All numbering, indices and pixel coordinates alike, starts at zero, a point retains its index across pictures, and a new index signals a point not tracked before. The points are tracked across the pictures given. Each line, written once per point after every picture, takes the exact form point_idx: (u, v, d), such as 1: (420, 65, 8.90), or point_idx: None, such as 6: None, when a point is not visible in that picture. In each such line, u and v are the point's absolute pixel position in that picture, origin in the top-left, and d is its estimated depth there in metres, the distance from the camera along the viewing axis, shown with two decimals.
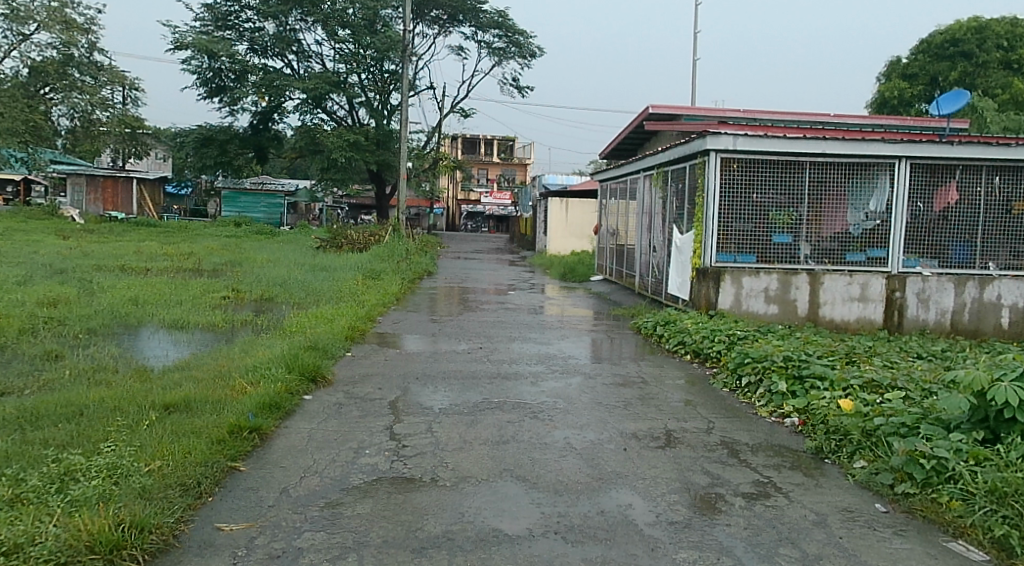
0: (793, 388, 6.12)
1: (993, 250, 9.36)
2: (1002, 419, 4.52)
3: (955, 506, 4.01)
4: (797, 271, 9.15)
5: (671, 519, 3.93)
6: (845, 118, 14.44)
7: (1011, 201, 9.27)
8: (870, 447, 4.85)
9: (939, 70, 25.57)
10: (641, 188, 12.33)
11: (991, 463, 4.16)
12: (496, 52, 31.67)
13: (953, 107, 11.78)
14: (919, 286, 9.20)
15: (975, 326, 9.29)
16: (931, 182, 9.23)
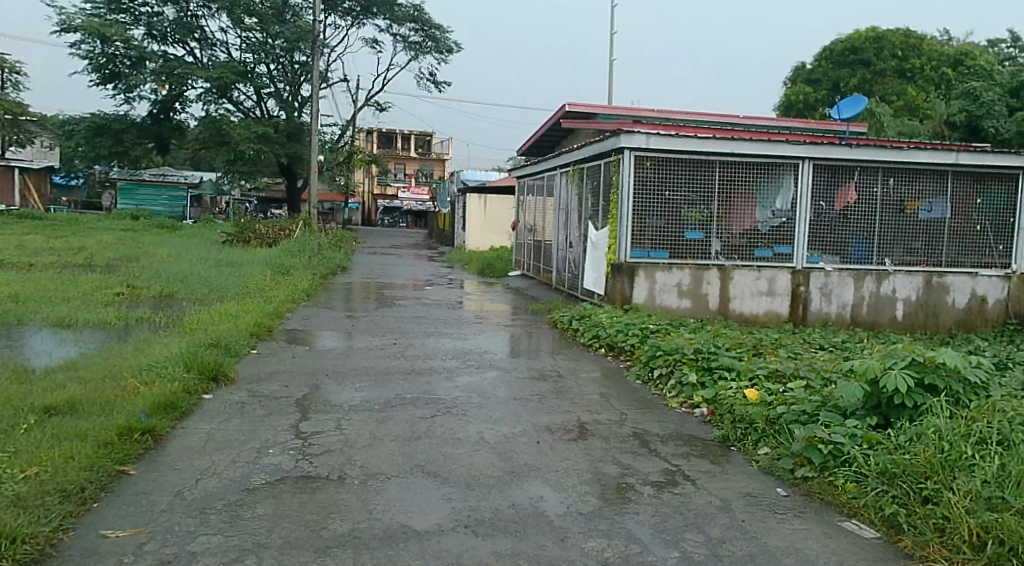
0: (702, 379, 6.28)
1: (889, 246, 9.84)
2: (894, 405, 4.74)
3: (849, 487, 4.19)
4: (708, 266, 9.44)
5: (581, 510, 3.96)
6: (754, 120, 14.92)
7: (904, 201, 9.77)
8: (773, 434, 5.02)
9: (840, 77, 26.85)
10: (558, 185, 12.42)
11: (882, 446, 4.37)
12: (412, 46, 31.37)
13: (852, 111, 12.34)
14: (823, 280, 9.65)
15: (872, 318, 9.83)
16: (832, 183, 9.63)
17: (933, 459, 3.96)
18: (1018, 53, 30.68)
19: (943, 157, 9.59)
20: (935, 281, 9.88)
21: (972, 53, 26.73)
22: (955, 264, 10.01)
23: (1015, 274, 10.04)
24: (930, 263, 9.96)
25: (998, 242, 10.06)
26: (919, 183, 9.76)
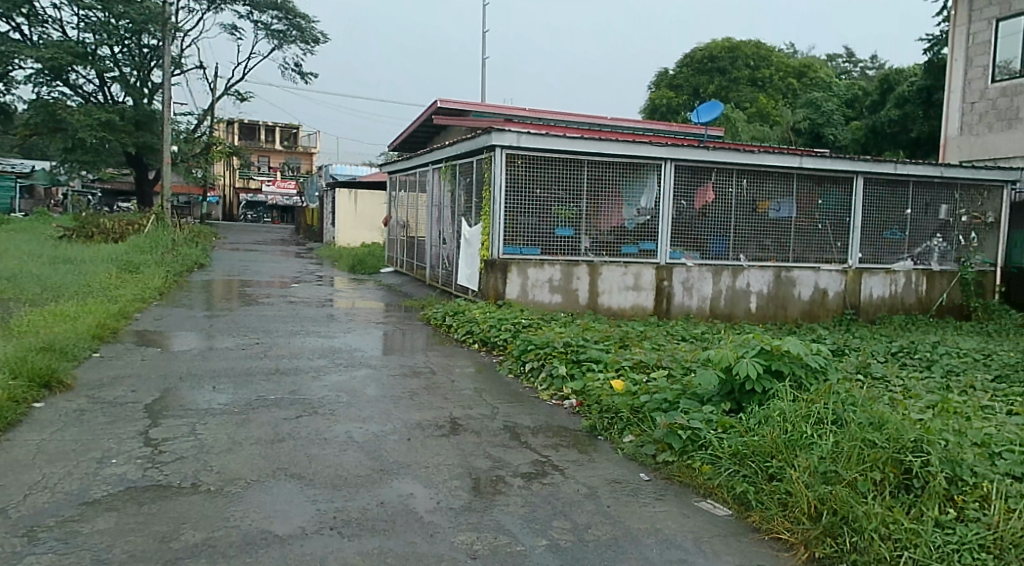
0: (572, 371, 6.41)
1: (744, 243, 10.44)
2: (745, 391, 5.01)
3: (705, 469, 4.40)
4: (578, 261, 9.62)
5: (451, 505, 3.94)
6: (620, 121, 15.41)
7: (757, 201, 10.39)
8: (637, 422, 5.19)
9: (700, 83, 28.25)
10: (430, 181, 12.33)
11: (734, 429, 4.62)
12: (275, 34, 30.28)
13: (710, 117, 12.97)
14: (684, 275, 10.10)
15: (729, 311, 10.40)
16: (692, 183, 10.06)
17: (778, 440, 4.24)
18: (852, 67, 33.36)
19: (789, 161, 10.27)
20: (783, 275, 10.58)
21: (813, 66, 28.81)
22: (801, 259, 10.72)
23: (851, 269, 10.90)
24: (780, 258, 10.62)
25: (837, 239, 10.87)
26: (769, 184, 10.41)
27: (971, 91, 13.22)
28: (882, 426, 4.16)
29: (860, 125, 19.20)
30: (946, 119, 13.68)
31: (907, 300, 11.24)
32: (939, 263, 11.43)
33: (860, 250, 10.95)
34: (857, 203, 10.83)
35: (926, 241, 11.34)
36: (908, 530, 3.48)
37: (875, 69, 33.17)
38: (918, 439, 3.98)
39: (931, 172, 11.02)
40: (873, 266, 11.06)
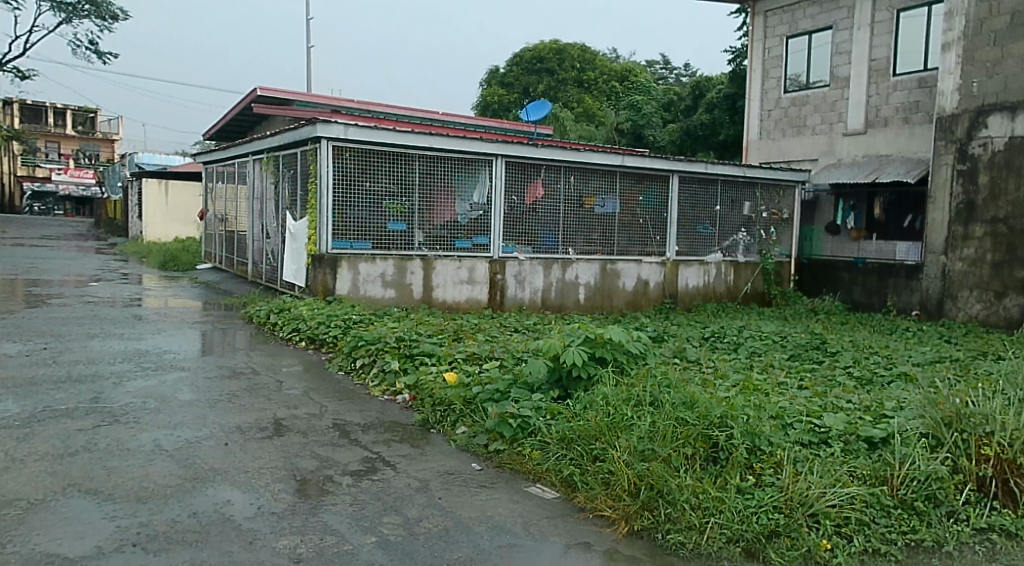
0: (404, 366, 6.30)
1: (573, 237, 10.75)
2: (572, 378, 5.14)
3: (535, 455, 4.48)
4: (411, 256, 9.50)
5: (273, 509, 3.73)
6: (451, 116, 15.39)
7: (583, 197, 10.74)
8: (469, 414, 5.18)
9: (529, 83, 28.90)
10: (250, 172, 11.70)
11: (562, 415, 4.72)
12: (64, 7, 27.33)
13: (539, 115, 13.24)
14: (516, 268, 10.27)
15: (560, 302, 10.69)
16: (522, 179, 10.21)
17: (601, 422, 4.39)
18: (668, 73, 35.45)
19: (611, 159, 10.69)
20: (608, 268, 11.05)
21: (634, 70, 30.20)
22: (625, 251, 11.22)
23: (669, 260, 11.55)
24: (605, 251, 11.06)
25: (656, 233, 11.48)
26: (593, 180, 10.80)
27: (768, 99, 14.44)
28: (693, 405, 4.46)
29: (675, 127, 20.42)
30: (747, 125, 14.83)
31: (718, 288, 12.09)
32: (745, 255, 12.41)
33: (676, 243, 11.65)
34: (673, 199, 11.50)
35: (733, 235, 12.25)
36: (714, 498, 3.79)
37: (688, 76, 35.40)
38: (724, 415, 4.34)
39: (735, 173, 11.94)
40: (688, 258, 11.79)
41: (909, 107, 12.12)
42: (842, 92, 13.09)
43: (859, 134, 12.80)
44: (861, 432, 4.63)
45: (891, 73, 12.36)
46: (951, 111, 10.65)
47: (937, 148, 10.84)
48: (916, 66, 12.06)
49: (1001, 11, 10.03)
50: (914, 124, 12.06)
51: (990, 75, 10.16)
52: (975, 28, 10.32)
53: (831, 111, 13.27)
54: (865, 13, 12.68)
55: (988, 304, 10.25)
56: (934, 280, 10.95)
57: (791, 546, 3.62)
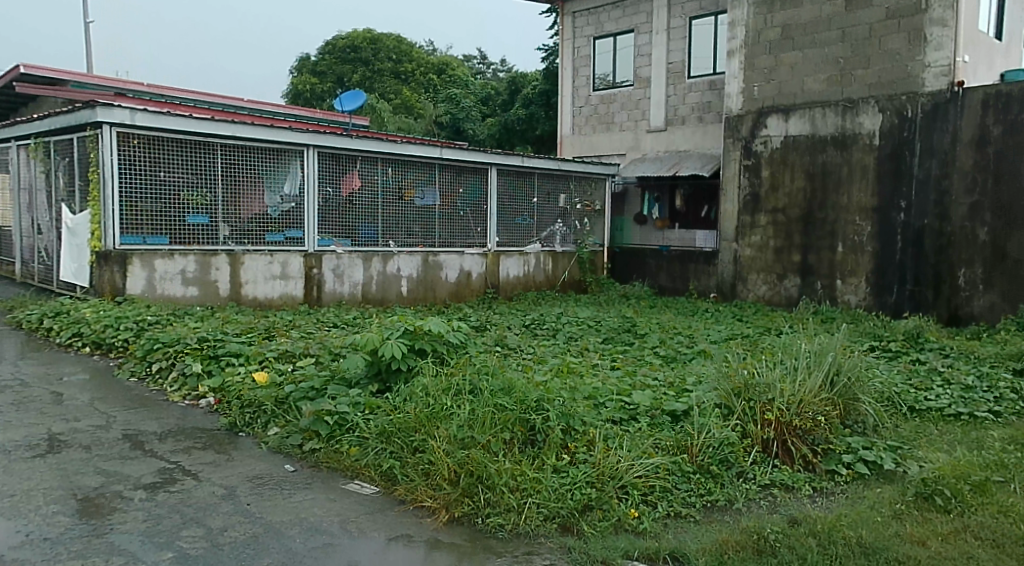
0: (208, 367, 5.93)
1: (392, 229, 10.64)
2: (391, 370, 5.09)
3: (353, 452, 4.39)
4: (216, 251, 8.97)
5: (46, 534, 3.40)
6: (256, 104, 14.67)
7: (402, 188, 10.66)
8: (282, 414, 4.98)
9: (343, 72, 28.22)
10: (14, 161, 10.46)
11: (380, 408, 4.67)
12: None
13: (353, 106, 12.94)
14: (334, 262, 9.99)
15: (381, 295, 10.55)
16: (337, 170, 9.96)
17: (421, 414, 4.38)
18: (485, 68, 35.94)
19: (430, 151, 10.67)
20: (430, 259, 11.04)
21: (451, 64, 30.35)
22: (446, 243, 11.27)
23: (490, 251, 11.74)
24: (426, 243, 11.05)
25: (476, 224, 11.62)
26: (411, 172, 10.74)
27: (578, 97, 15.03)
28: (510, 390, 4.56)
29: (493, 121, 20.79)
30: (560, 121, 15.32)
31: (538, 278, 12.44)
32: (562, 244, 12.87)
33: (497, 234, 11.87)
34: (492, 191, 11.68)
35: (550, 226, 12.67)
36: (531, 479, 3.92)
37: (505, 72, 36.11)
38: (539, 399, 4.48)
39: (551, 166, 12.34)
40: (509, 249, 12.05)
41: (702, 107, 13.12)
42: (644, 92, 13.93)
43: (660, 131, 13.67)
44: (665, 407, 4.99)
45: (686, 76, 13.33)
46: (737, 112, 11.64)
47: (726, 145, 11.82)
48: (707, 70, 13.08)
49: (774, 23, 11.09)
50: (707, 123, 13.08)
51: (768, 80, 11.21)
52: (754, 37, 11.33)
53: (635, 109, 14.08)
54: (662, 18, 13.55)
55: (772, 286, 11.34)
56: (728, 265, 11.93)
57: (603, 518, 3.81)
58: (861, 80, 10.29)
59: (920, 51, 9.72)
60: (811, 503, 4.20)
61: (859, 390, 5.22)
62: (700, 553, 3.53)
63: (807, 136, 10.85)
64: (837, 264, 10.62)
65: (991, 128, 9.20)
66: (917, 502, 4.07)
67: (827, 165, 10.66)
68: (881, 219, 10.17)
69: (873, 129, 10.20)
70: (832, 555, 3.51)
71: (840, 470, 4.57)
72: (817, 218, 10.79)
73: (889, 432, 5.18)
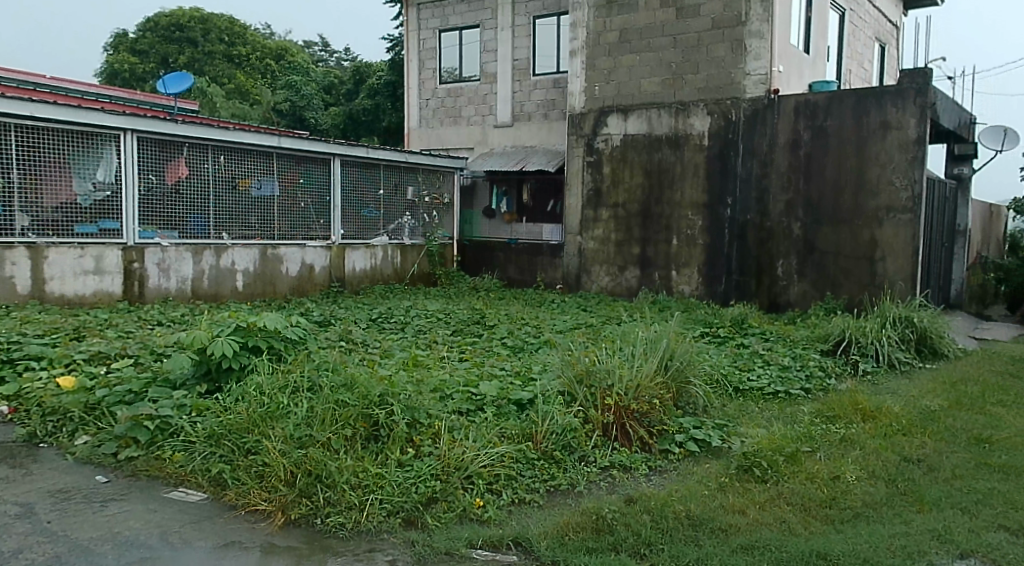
0: (3, 374, 5.36)
1: (225, 221, 10.09)
2: (222, 369, 4.82)
3: (177, 457, 4.12)
4: (12, 244, 8.13)
5: None
6: (65, 82, 13.44)
7: (236, 178, 10.15)
8: (92, 421, 4.59)
9: (168, 52, 26.49)
10: None
11: (209, 410, 4.41)
12: None
13: (178, 88, 12.13)
14: (158, 256, 9.33)
15: (214, 291, 9.96)
16: (160, 157, 9.33)
17: (255, 414, 4.18)
18: (328, 57, 34.92)
19: (266, 139, 10.22)
20: (269, 253, 10.56)
21: (290, 50, 29.27)
22: (286, 236, 10.82)
23: (334, 245, 11.39)
24: (264, 235, 10.56)
25: (319, 216, 11.25)
26: (245, 161, 10.25)
27: (424, 89, 14.87)
28: (352, 386, 4.44)
29: (336, 110, 20.25)
30: (406, 112, 15.09)
31: (386, 271, 12.22)
32: (410, 237, 12.72)
33: (342, 227, 11.54)
34: (336, 181, 11.35)
35: (398, 218, 12.50)
36: (374, 475, 3.84)
37: (349, 60, 35.36)
38: (383, 393, 4.39)
39: (397, 158, 12.14)
40: (355, 242, 11.76)
41: (547, 104, 13.41)
42: (491, 87, 14.05)
43: (507, 126, 13.85)
44: (511, 397, 5.06)
45: (531, 73, 13.58)
46: (580, 110, 11.97)
47: (570, 142, 12.13)
48: (551, 69, 13.40)
49: (612, 26, 11.49)
50: (552, 119, 13.40)
51: (607, 81, 11.62)
52: (594, 39, 11.71)
53: (482, 104, 14.17)
54: (507, 15, 13.71)
55: (614, 277, 11.79)
56: (573, 257, 12.25)
57: (448, 509, 3.80)
58: (691, 84, 10.89)
59: (741, 59, 10.45)
60: (647, 481, 4.39)
61: (691, 372, 5.51)
62: (542, 537, 3.60)
63: (644, 135, 11.34)
64: (672, 257, 11.20)
65: (803, 132, 10.03)
66: (739, 474, 4.35)
67: (662, 163, 11.21)
68: (710, 214, 10.84)
69: (702, 130, 10.83)
70: (663, 529, 3.68)
71: (673, 449, 4.81)
72: (653, 213, 11.32)
73: (717, 410, 5.51)
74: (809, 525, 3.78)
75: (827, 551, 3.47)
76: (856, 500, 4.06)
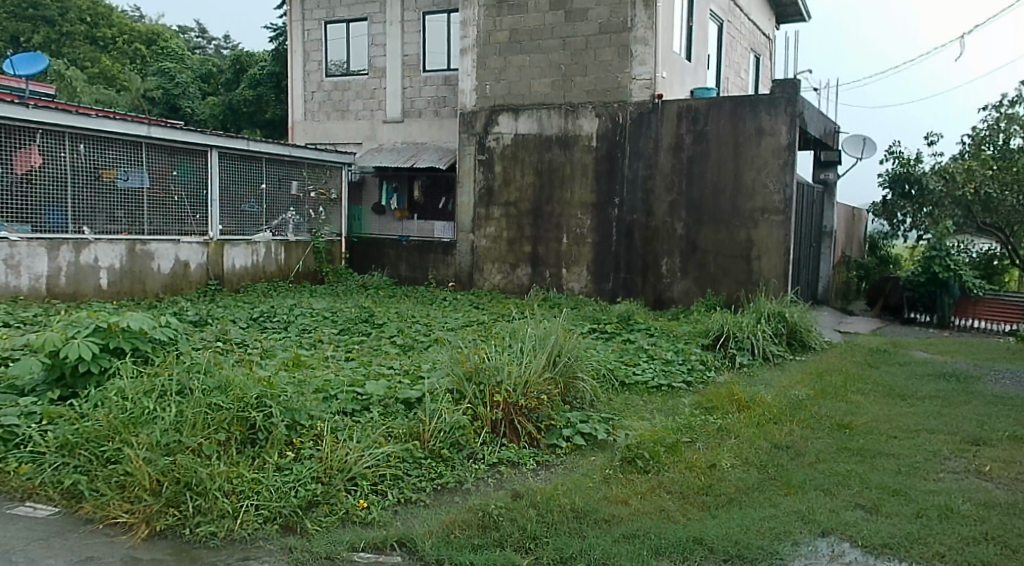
0: None
1: (87, 215, 9.47)
2: (77, 374, 4.49)
3: (24, 469, 3.84)
4: None
5: None
6: None
7: (98, 169, 9.53)
8: None
9: (20, 31, 23.65)
10: None
11: (62, 418, 4.12)
12: None
13: (31, 70, 11.21)
14: (6, 251, 8.57)
15: (73, 289, 9.25)
16: (8, 144, 8.62)
17: (116, 421, 3.92)
18: (205, 44, 33.36)
19: (135, 129, 9.66)
20: (137, 248, 9.94)
21: (162, 35, 27.73)
22: (158, 231, 10.26)
23: (211, 241, 10.89)
24: (131, 230, 9.97)
25: (194, 210, 10.73)
26: (110, 151, 9.64)
27: (310, 81, 14.43)
28: (227, 388, 4.24)
29: (214, 100, 19.34)
30: (291, 105, 14.59)
31: (268, 268, 11.79)
32: (294, 234, 12.34)
33: (220, 222, 11.06)
34: (213, 176, 10.86)
35: (281, 214, 12.11)
36: (249, 481, 3.68)
37: (228, 49, 34.06)
38: (261, 396, 4.21)
39: (280, 151, 11.73)
40: (234, 237, 11.29)
41: (437, 101, 13.32)
42: (379, 82, 13.80)
43: (397, 122, 13.66)
44: (398, 396, 4.96)
45: (421, 69, 13.44)
46: (470, 108, 11.92)
47: (461, 140, 12.07)
48: (441, 66, 13.32)
49: (503, 26, 11.51)
50: (442, 116, 13.32)
51: (498, 80, 11.63)
52: (484, 38, 11.69)
53: (371, 98, 13.90)
54: (396, 10, 13.50)
55: (506, 274, 11.83)
56: (465, 255, 12.19)
57: (329, 512, 3.68)
58: (580, 86, 11.06)
59: (627, 64, 10.70)
60: (534, 476, 4.41)
61: (578, 368, 5.57)
62: (427, 536, 3.54)
63: (534, 135, 11.44)
64: (563, 255, 11.35)
65: (684, 136, 10.39)
66: (623, 465, 4.44)
67: (553, 163, 11.34)
68: (599, 213, 11.06)
69: (591, 131, 11.02)
70: (549, 523, 3.70)
71: (561, 443, 4.85)
72: (544, 212, 11.44)
73: (603, 404, 5.60)
74: (687, 512, 3.89)
75: (703, 536, 3.58)
76: (730, 486, 4.21)
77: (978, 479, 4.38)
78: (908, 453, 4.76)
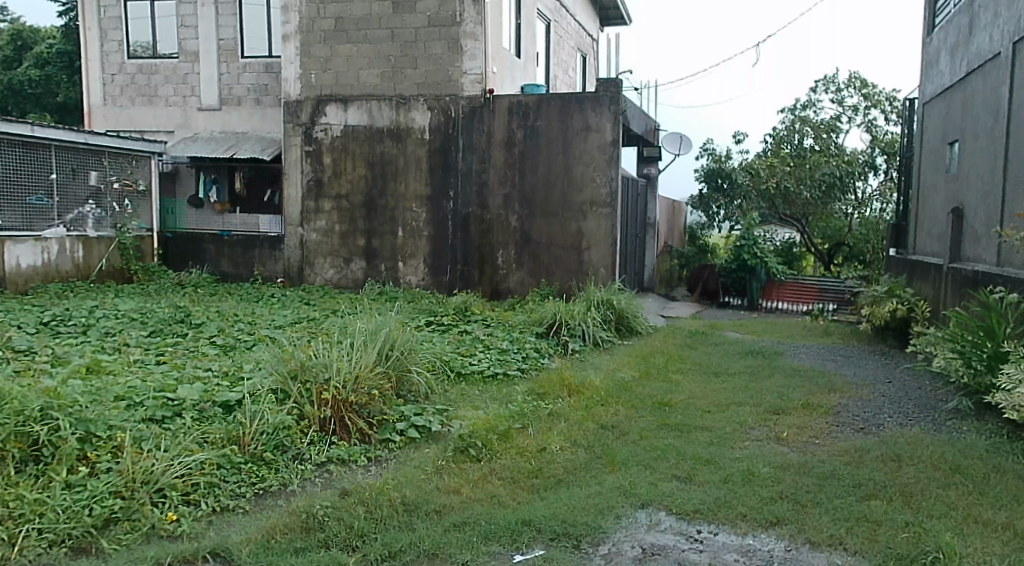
0: None
1: None
2: None
3: None
4: None
5: None
6: None
7: None
8: None
9: None
10: None
11: None
12: None
13: None
14: None
15: None
16: None
17: None
18: None
19: None
20: None
21: None
22: None
23: None
24: None
25: None
26: None
27: (108, 62, 13.19)
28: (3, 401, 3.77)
29: None
30: (87, 88, 13.27)
31: (62, 267, 10.72)
32: (95, 229, 11.30)
33: None
34: None
35: (77, 207, 11.05)
36: (31, 503, 3.32)
37: (6, 23, 30.68)
38: (45, 407, 3.77)
39: (73, 138, 10.65)
40: (18, 234, 10.13)
41: (258, 89, 12.73)
42: (192, 67, 12.92)
43: (213, 110, 12.87)
44: (216, 399, 4.63)
45: (239, 55, 12.76)
46: (295, 97, 11.38)
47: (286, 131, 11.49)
48: (261, 52, 12.75)
49: (327, 13, 11.06)
50: (264, 105, 12.74)
51: (324, 70, 11.20)
52: (308, 25, 11.18)
53: (182, 84, 12.98)
54: None
55: (339, 269, 11.45)
56: (294, 250, 11.66)
57: (131, 529, 3.37)
58: (410, 79, 10.89)
59: (458, 58, 10.67)
60: (364, 473, 4.25)
61: (411, 361, 5.46)
62: (243, 544, 3.32)
63: (364, 127, 11.13)
64: (398, 248, 11.16)
65: (515, 130, 10.51)
66: (456, 455, 4.38)
67: (385, 155, 11.11)
68: (433, 206, 10.97)
69: (423, 124, 10.90)
70: (377, 519, 3.56)
71: (394, 438, 4.71)
72: (378, 205, 11.17)
73: (438, 396, 5.53)
74: (516, 496, 3.90)
75: (531, 518, 3.59)
76: (558, 468, 4.27)
77: (777, 444, 4.72)
78: (721, 426, 5.05)
